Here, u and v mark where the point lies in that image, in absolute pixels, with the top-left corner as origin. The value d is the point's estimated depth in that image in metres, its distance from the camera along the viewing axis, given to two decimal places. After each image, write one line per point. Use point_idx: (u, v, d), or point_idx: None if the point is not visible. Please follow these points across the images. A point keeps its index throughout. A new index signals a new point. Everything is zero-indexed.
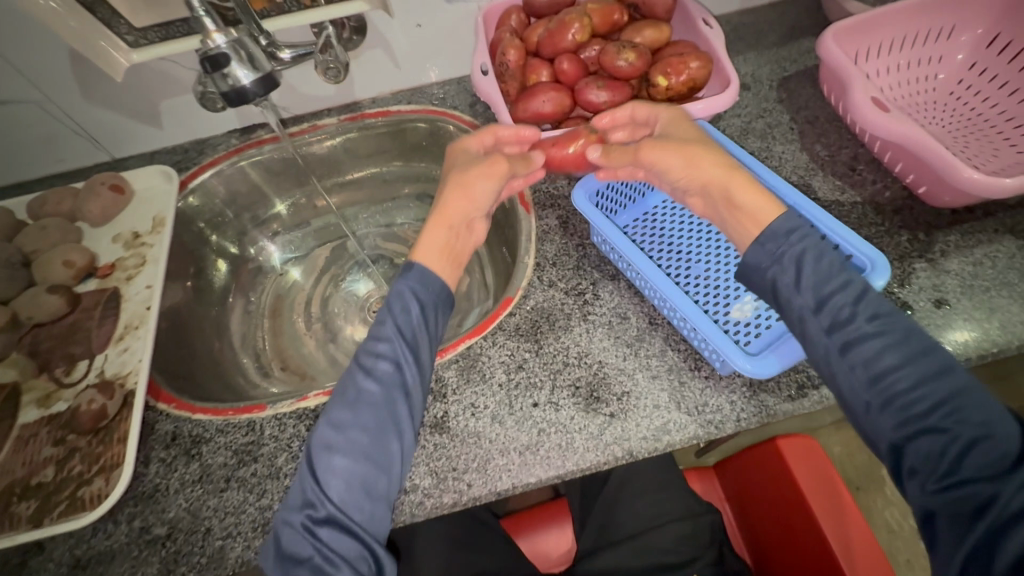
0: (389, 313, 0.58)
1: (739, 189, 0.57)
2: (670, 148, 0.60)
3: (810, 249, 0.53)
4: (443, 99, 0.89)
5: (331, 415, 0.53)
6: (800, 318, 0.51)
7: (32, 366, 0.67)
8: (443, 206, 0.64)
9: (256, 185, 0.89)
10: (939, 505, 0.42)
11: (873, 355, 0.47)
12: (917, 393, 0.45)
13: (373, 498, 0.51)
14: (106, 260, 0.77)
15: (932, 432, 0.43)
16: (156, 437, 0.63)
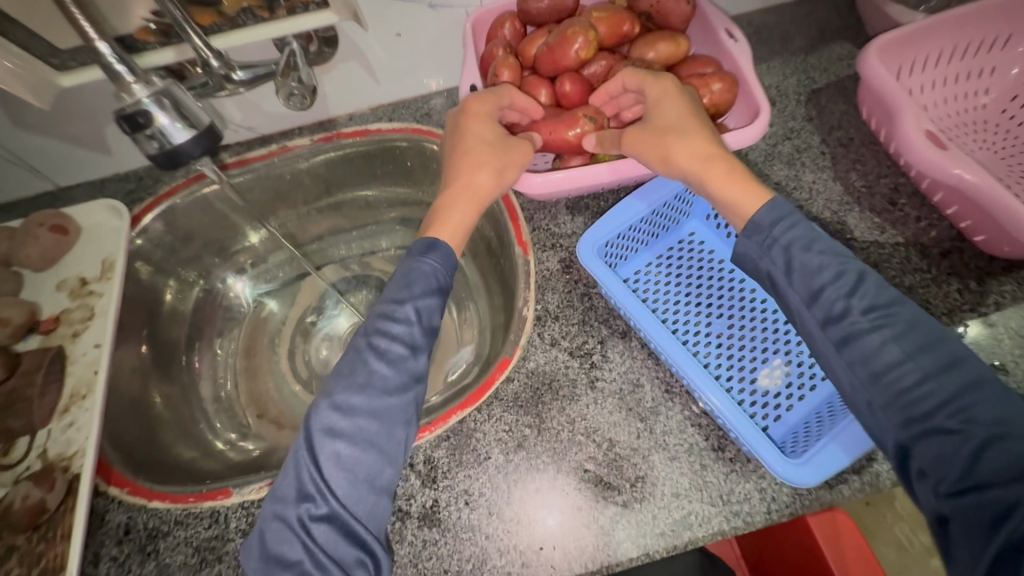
0: (408, 289, 0.53)
1: (726, 182, 0.52)
2: (645, 135, 0.55)
3: (799, 239, 0.48)
4: (427, 115, 0.79)
5: (338, 397, 0.49)
6: (796, 312, 0.48)
7: None
8: (468, 179, 0.58)
9: (220, 215, 0.79)
10: (951, 510, 0.37)
11: (874, 350, 0.43)
12: (924, 389, 0.41)
13: (376, 491, 0.48)
14: (49, 311, 0.68)
15: (942, 433, 0.39)
16: (106, 530, 0.56)
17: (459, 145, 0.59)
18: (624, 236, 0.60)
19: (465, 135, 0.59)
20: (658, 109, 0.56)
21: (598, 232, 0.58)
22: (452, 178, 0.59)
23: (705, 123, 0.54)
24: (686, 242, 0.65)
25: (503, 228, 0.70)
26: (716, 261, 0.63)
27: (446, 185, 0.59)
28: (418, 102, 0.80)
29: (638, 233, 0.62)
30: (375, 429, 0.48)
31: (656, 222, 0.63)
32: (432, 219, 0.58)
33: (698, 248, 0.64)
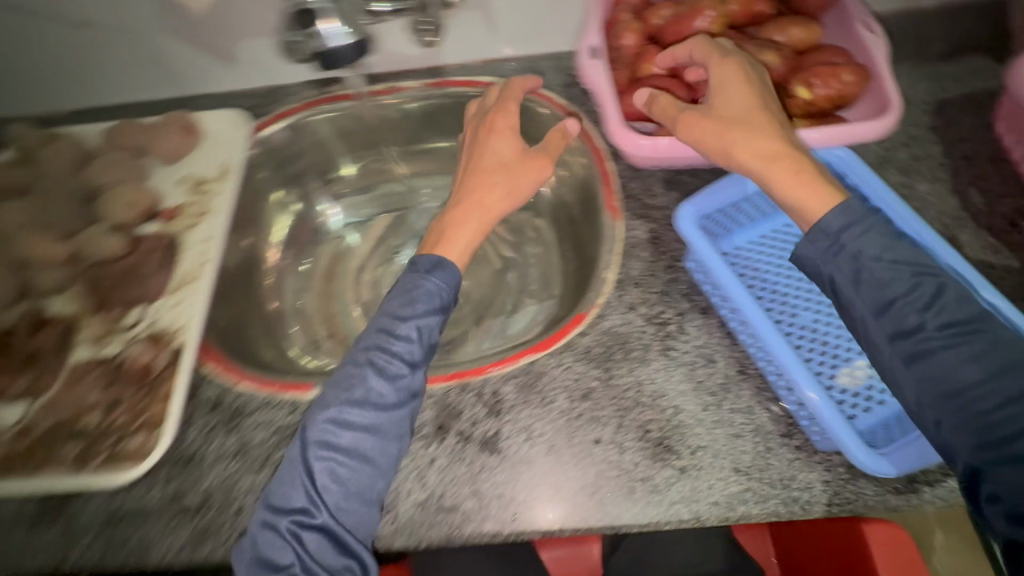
0: (412, 308, 0.56)
1: (793, 184, 0.51)
2: (707, 125, 0.54)
3: (870, 246, 0.48)
4: (536, 74, 0.80)
5: (333, 412, 0.52)
6: (861, 321, 0.49)
7: (91, 303, 0.67)
8: (482, 196, 0.62)
9: (325, 141, 0.83)
10: (1021, 534, 0.41)
11: (950, 369, 0.45)
12: (1004, 414, 0.43)
13: (365, 503, 0.51)
14: (170, 203, 0.74)
15: (1018, 461, 0.42)
16: (197, 402, 0.60)
17: (475, 162, 0.65)
18: (721, 213, 0.61)
19: (481, 152, 0.65)
20: (723, 97, 0.54)
21: (697, 205, 0.59)
22: (466, 192, 0.63)
23: (772, 118, 0.53)
24: (783, 231, 0.63)
25: (595, 194, 0.71)
26: None
27: (459, 200, 0.63)
28: (528, 61, 0.81)
29: (735, 213, 0.62)
30: (371, 443, 0.51)
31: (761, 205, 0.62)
32: (438, 236, 0.62)
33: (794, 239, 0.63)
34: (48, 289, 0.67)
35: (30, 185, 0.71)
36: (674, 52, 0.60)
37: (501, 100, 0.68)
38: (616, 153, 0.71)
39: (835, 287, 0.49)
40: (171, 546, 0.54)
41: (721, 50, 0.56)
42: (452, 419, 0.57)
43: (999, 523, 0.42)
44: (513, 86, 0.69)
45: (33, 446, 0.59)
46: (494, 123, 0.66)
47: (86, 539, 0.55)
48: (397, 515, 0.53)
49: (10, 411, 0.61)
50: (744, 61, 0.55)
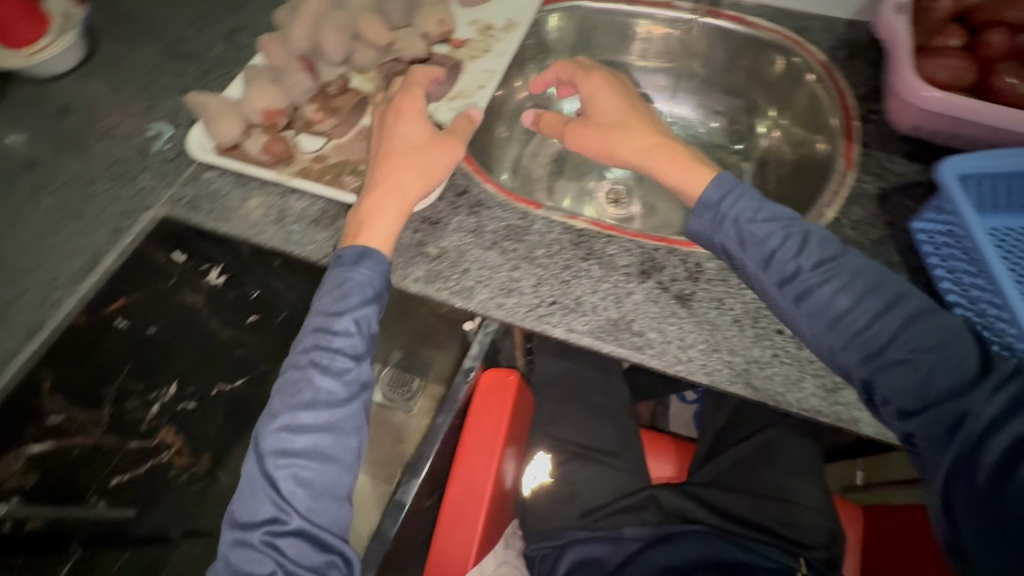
0: (347, 301, 0.62)
1: (673, 167, 0.65)
2: (596, 137, 0.68)
3: (744, 211, 0.61)
4: (805, 30, 0.84)
5: (280, 425, 0.59)
6: (754, 275, 0.60)
7: (384, 87, 0.81)
8: (394, 180, 0.65)
9: (590, 32, 0.93)
10: (914, 428, 0.54)
11: (827, 301, 0.57)
12: (874, 328, 0.56)
13: (334, 498, 0.60)
14: (459, 35, 0.86)
15: (895, 363, 0.54)
16: (451, 184, 0.72)
17: (388, 145, 0.67)
18: (987, 179, 0.60)
19: (390, 139, 0.67)
20: (597, 112, 0.71)
21: (968, 160, 0.59)
22: (378, 178, 0.66)
23: (644, 121, 0.69)
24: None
25: (832, 148, 0.76)
26: None
27: (373, 190, 0.65)
28: (803, 18, 0.86)
29: (996, 189, 0.61)
30: (327, 447, 0.60)
31: (1007, 190, 0.61)
32: (357, 224, 0.64)
33: None
34: (359, 65, 0.82)
35: None
36: (544, 77, 0.78)
37: (404, 93, 0.70)
38: (866, 118, 0.74)
39: (725, 249, 0.61)
40: (408, 276, 0.66)
41: (581, 72, 0.74)
42: (657, 270, 0.65)
43: (896, 421, 0.55)
44: (414, 81, 0.71)
45: (324, 170, 0.73)
46: (400, 110, 0.69)
47: None
48: (590, 321, 0.62)
49: (312, 140, 0.76)
50: (608, 81, 0.72)
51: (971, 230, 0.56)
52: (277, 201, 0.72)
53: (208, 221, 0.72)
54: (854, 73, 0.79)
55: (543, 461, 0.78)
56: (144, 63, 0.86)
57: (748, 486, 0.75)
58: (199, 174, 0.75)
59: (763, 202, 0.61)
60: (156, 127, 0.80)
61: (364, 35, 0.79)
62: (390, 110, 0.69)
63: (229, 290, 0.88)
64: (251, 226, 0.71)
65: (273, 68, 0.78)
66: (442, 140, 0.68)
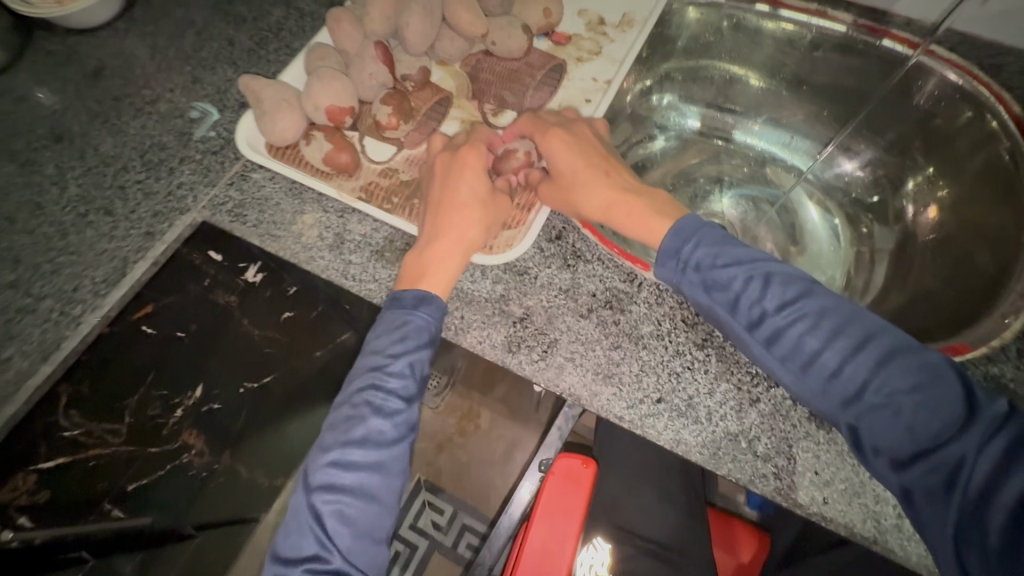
0: (401, 339, 0.52)
1: (631, 224, 0.55)
2: (553, 193, 0.58)
3: (704, 253, 0.50)
4: (995, 69, 0.68)
5: (327, 461, 0.50)
6: (721, 318, 0.50)
7: (471, 88, 0.68)
8: (462, 233, 0.55)
9: (718, 37, 0.77)
10: (913, 483, 0.43)
11: (798, 346, 0.46)
12: (854, 375, 0.45)
13: (374, 542, 0.50)
14: (564, 28, 0.72)
15: (875, 410, 0.44)
16: (544, 225, 0.60)
17: (448, 194, 0.56)
18: None
19: (448, 188, 0.56)
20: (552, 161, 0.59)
21: None
22: (438, 230, 0.55)
23: (598, 168, 0.57)
24: None
25: (1015, 230, 0.61)
26: None
27: (433, 240, 0.55)
28: (995, 52, 0.69)
29: None
30: (372, 493, 0.50)
31: None
32: (419, 268, 0.54)
33: None
34: (441, 57, 0.68)
35: None
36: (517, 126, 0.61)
37: (473, 140, 0.59)
38: None
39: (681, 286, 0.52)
40: (485, 340, 0.55)
41: (544, 121, 0.60)
42: None
43: (890, 475, 0.44)
44: (485, 131, 0.60)
45: (393, 189, 0.62)
46: (466, 158, 0.57)
47: None
48: (703, 431, 0.51)
49: (382, 149, 0.64)
50: (565, 128, 0.59)
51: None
52: (335, 221, 0.61)
53: (255, 236, 0.61)
54: None
55: (604, 550, 0.68)
56: (192, 23, 0.74)
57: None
58: (246, 174, 0.63)
59: (723, 241, 0.51)
60: (199, 107, 0.68)
61: (453, 20, 0.65)
62: (452, 160, 0.57)
63: (268, 287, 0.71)
64: (305, 248, 0.60)
65: (343, 51, 0.66)
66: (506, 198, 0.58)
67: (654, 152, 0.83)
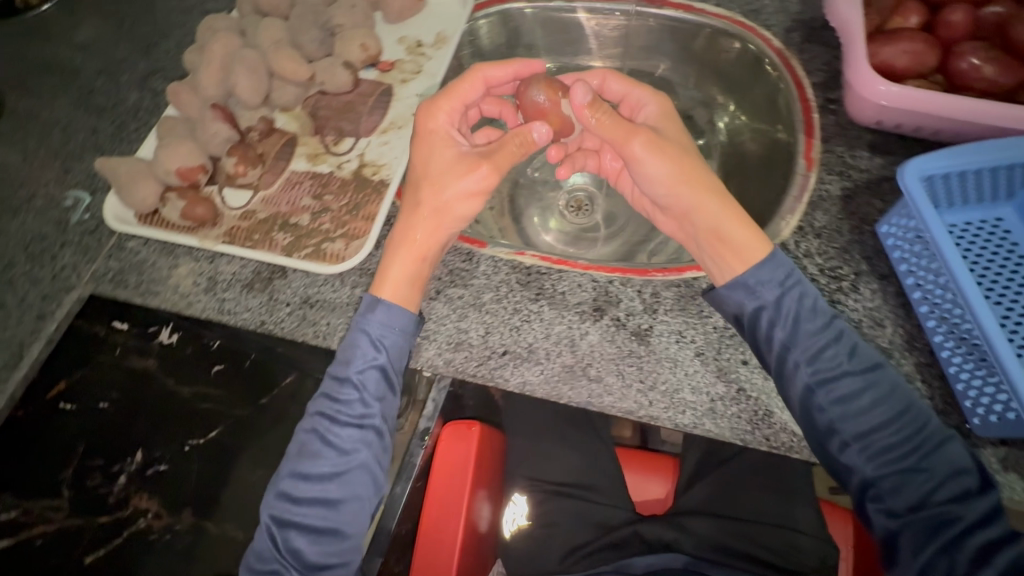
0: (349, 362, 0.58)
1: (731, 223, 0.58)
2: (661, 162, 0.61)
3: (808, 301, 0.56)
4: (755, 12, 0.77)
5: (286, 481, 0.56)
6: (783, 358, 0.55)
7: (311, 126, 0.76)
8: (407, 227, 0.61)
9: (531, 33, 0.87)
10: (902, 527, 0.52)
11: (858, 409, 0.53)
12: (895, 439, 0.53)
13: (334, 549, 0.56)
14: (388, 57, 0.81)
15: (903, 472, 0.52)
16: (390, 228, 0.68)
17: (416, 175, 0.62)
18: (953, 178, 0.56)
19: (424, 168, 0.62)
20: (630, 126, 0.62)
21: (935, 162, 0.54)
22: (408, 211, 0.61)
23: (696, 157, 0.62)
24: (989, 224, 0.61)
25: (792, 143, 0.71)
26: (1011, 250, 0.59)
27: (395, 234, 0.61)
28: None
29: (966, 184, 0.58)
30: (327, 508, 0.56)
31: (975, 187, 0.58)
32: (382, 272, 0.60)
33: (1000, 235, 0.60)
34: (279, 104, 0.76)
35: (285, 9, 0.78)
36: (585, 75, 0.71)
37: (447, 92, 0.64)
38: (824, 107, 0.70)
39: (758, 322, 0.56)
40: None
41: (638, 86, 0.68)
42: (611, 305, 0.61)
43: (881, 517, 0.53)
44: (472, 76, 0.64)
45: (252, 228, 0.69)
46: (427, 130, 0.63)
47: (284, 311, 0.65)
48: (544, 370, 0.59)
49: (239, 195, 0.71)
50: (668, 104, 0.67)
51: (936, 242, 0.53)
52: (206, 266, 0.68)
53: (137, 296, 0.68)
54: (812, 58, 0.73)
55: (521, 502, 0.76)
56: (57, 122, 0.81)
57: (740, 514, 0.72)
58: (121, 244, 0.70)
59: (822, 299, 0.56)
60: (73, 195, 0.75)
61: (280, 72, 0.73)
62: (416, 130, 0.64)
63: (188, 345, 0.71)
64: (182, 296, 0.67)
65: (189, 118, 0.73)
66: (466, 168, 0.61)
67: None
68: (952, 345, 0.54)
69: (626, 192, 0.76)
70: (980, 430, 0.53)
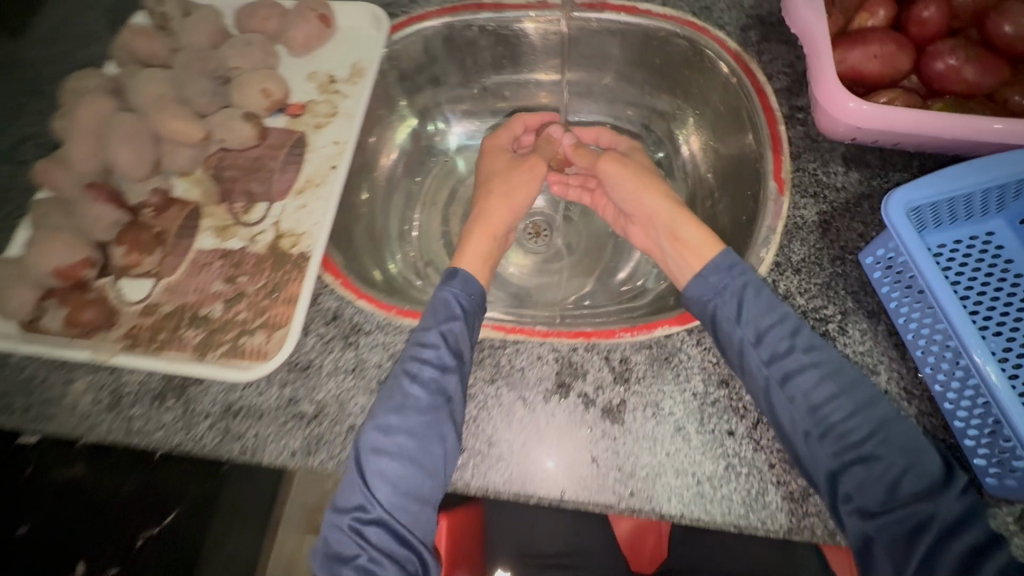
0: (432, 317, 0.55)
1: (682, 224, 0.60)
2: (625, 174, 0.65)
3: (752, 284, 0.53)
4: (707, 9, 0.68)
5: (377, 419, 0.51)
6: (741, 351, 0.51)
7: (215, 191, 0.66)
8: (484, 211, 0.67)
9: (462, 51, 0.76)
10: (875, 531, 0.45)
11: (807, 392, 0.49)
12: (851, 422, 0.48)
13: (417, 503, 0.50)
14: (298, 98, 0.70)
15: (866, 462, 0.47)
16: (318, 309, 0.59)
17: (487, 181, 0.71)
18: (942, 203, 0.50)
19: (492, 174, 0.72)
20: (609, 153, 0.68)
21: (918, 190, 0.48)
22: (483, 202, 0.68)
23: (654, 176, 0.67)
24: (980, 240, 0.54)
25: (758, 159, 0.64)
26: (1008, 270, 0.53)
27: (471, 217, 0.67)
28: None
29: (956, 206, 0.51)
30: (412, 450, 0.50)
31: (966, 206, 0.52)
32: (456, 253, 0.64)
33: (993, 254, 0.53)
34: (174, 169, 0.65)
35: (166, 55, 0.67)
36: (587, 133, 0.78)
37: (505, 126, 0.76)
38: (790, 117, 0.62)
39: (716, 315, 0.53)
40: (284, 450, 0.54)
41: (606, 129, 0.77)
42: (577, 380, 0.54)
43: (853, 522, 0.46)
44: (518, 115, 0.77)
45: (156, 326, 0.59)
46: (495, 146, 0.74)
47: (204, 424, 0.56)
48: (507, 466, 0.52)
49: (138, 286, 0.61)
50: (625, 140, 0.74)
51: (915, 265, 0.47)
52: (107, 378, 0.58)
53: (27, 424, 0.57)
54: (773, 61, 0.65)
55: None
56: None
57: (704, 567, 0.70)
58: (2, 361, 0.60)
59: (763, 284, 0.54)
60: None
61: (168, 134, 0.63)
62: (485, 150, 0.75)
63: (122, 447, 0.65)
64: (82, 419, 0.57)
65: (64, 200, 0.62)
66: (524, 165, 0.70)
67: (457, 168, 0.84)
68: (954, 395, 0.48)
69: (609, 220, 0.75)
70: (995, 489, 0.47)
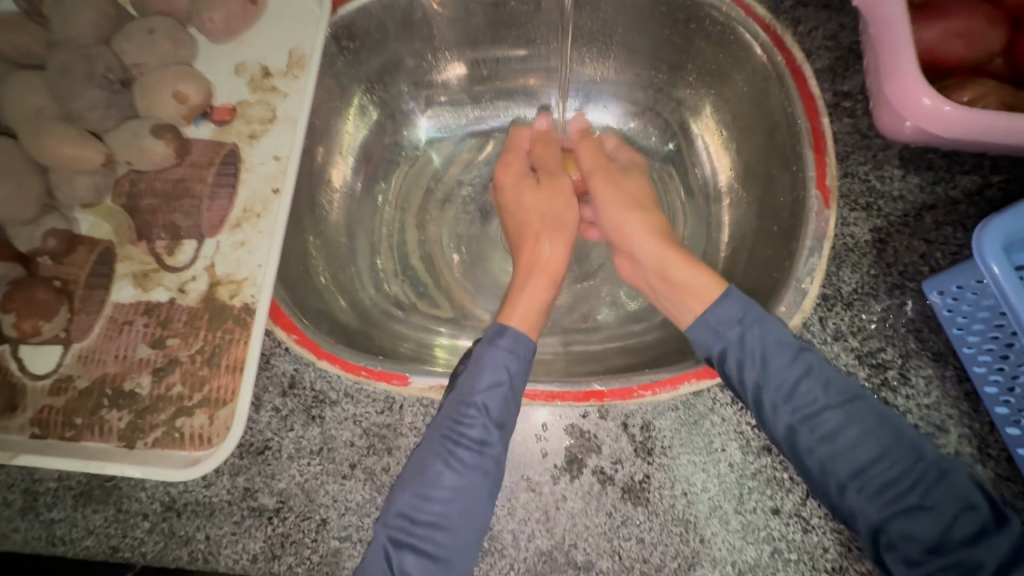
0: (474, 381, 0.44)
1: (672, 262, 0.51)
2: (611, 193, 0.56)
3: (771, 331, 0.43)
4: None
5: (402, 504, 0.42)
6: (759, 399, 0.43)
7: (130, 227, 0.53)
8: (534, 253, 0.56)
9: (428, 26, 0.62)
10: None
11: (843, 448, 0.41)
12: (890, 476, 0.40)
13: None
14: (224, 99, 0.56)
15: (920, 511, 0.39)
16: (271, 375, 0.48)
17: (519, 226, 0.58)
18: None
19: (525, 208, 0.58)
20: (606, 171, 0.58)
21: (1010, 223, 0.38)
22: (530, 242, 0.56)
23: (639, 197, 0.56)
24: None
25: (793, 159, 0.52)
26: None
27: (519, 266, 0.56)
28: None
29: None
30: (442, 539, 0.42)
31: None
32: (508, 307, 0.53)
33: None
34: (74, 202, 0.52)
35: (42, 52, 0.51)
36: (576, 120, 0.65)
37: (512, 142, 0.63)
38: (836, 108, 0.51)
39: (724, 364, 0.44)
40: (242, 555, 0.45)
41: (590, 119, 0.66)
42: (590, 454, 0.45)
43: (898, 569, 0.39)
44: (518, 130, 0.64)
45: (71, 407, 0.48)
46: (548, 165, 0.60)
47: (142, 528, 0.46)
48: (511, 565, 0.43)
49: (43, 355, 0.49)
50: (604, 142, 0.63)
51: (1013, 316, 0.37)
52: (18, 476, 0.47)
53: None
54: (812, 33, 0.53)
55: None
56: None
57: None
58: None
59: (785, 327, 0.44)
60: None
61: (56, 161, 0.49)
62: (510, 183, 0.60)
63: None
64: None
65: None
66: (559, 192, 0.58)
67: (430, 166, 0.71)
68: None
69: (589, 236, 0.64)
70: None
